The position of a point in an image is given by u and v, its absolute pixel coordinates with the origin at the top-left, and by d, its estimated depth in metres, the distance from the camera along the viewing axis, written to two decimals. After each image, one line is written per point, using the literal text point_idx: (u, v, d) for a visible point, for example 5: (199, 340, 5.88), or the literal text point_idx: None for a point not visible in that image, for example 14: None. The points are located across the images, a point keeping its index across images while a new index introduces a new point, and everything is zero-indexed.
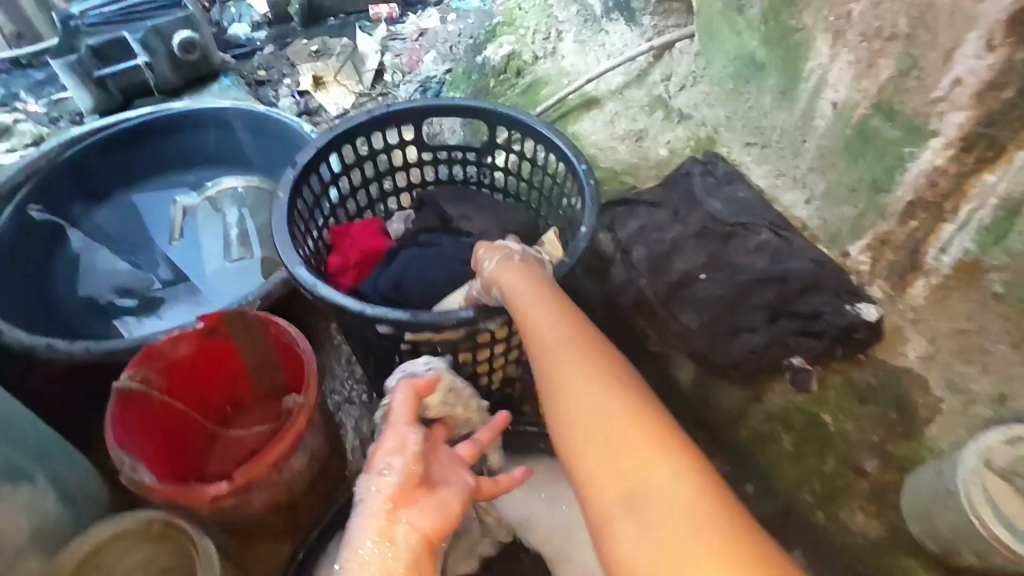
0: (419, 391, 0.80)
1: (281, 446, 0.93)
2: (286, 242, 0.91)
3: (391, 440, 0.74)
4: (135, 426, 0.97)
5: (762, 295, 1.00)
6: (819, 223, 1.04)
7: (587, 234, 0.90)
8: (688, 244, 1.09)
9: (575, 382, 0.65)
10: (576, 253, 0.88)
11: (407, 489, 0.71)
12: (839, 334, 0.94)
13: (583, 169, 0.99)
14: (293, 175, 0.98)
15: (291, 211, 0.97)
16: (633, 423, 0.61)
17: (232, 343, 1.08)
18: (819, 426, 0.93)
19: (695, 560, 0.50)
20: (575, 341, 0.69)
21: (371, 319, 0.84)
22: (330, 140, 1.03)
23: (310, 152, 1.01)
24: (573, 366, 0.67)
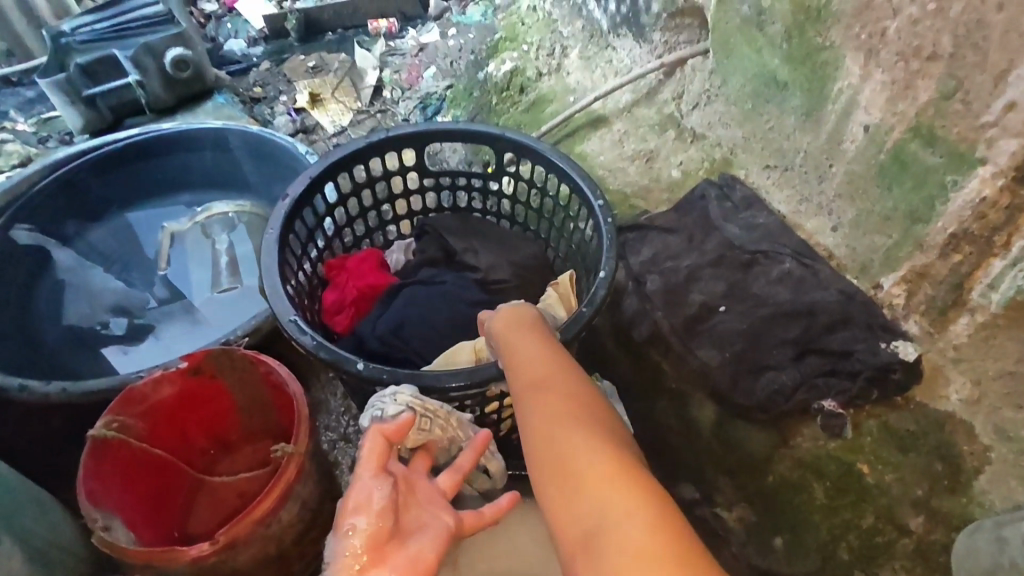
0: (389, 437, 0.71)
1: (269, 499, 0.86)
2: (276, 288, 0.84)
3: (358, 495, 0.66)
4: (111, 477, 0.90)
5: (788, 330, 0.93)
6: (847, 251, 0.97)
7: (607, 281, 0.83)
8: (705, 274, 1.03)
9: (541, 414, 0.64)
10: (595, 301, 0.81)
11: (377, 547, 0.63)
12: (874, 375, 0.87)
13: (600, 205, 0.92)
14: (285, 208, 0.91)
15: (282, 247, 0.90)
16: (594, 456, 0.58)
17: (218, 383, 1.01)
18: (856, 478, 0.85)
19: None
20: (546, 374, 0.68)
21: (367, 378, 0.78)
22: (325, 170, 0.96)
23: (303, 182, 0.94)
24: (544, 400, 0.65)
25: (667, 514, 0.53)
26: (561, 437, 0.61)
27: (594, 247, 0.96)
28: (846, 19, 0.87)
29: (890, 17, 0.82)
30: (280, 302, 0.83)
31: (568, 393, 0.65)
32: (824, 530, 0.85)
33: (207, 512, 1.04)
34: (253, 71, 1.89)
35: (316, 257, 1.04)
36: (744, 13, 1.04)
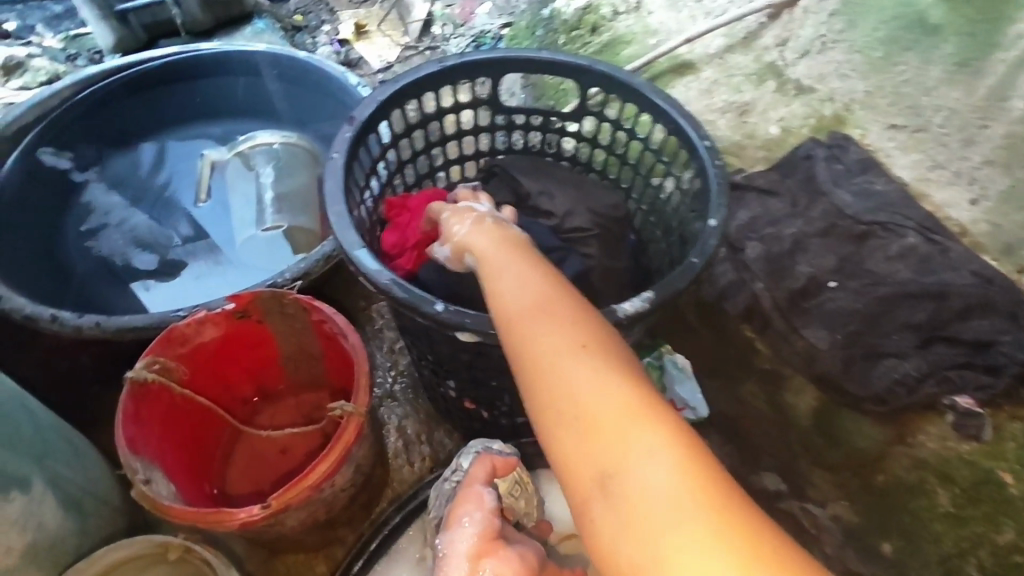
0: (497, 467, 0.76)
1: (327, 463, 0.77)
2: (343, 220, 0.73)
3: (470, 496, 0.72)
4: (150, 425, 0.81)
5: (912, 313, 0.85)
6: (987, 228, 0.90)
7: (719, 230, 0.69)
8: (812, 243, 0.92)
9: (514, 279, 0.57)
10: (708, 252, 0.67)
11: (489, 541, 0.68)
12: (1022, 373, 0.80)
13: (706, 146, 0.78)
14: (350, 133, 0.80)
15: (347, 176, 0.79)
16: (556, 319, 0.52)
17: (266, 327, 0.92)
18: (996, 485, 0.78)
19: (642, 463, 0.43)
20: (524, 259, 0.61)
21: (446, 324, 0.67)
22: (393, 94, 0.84)
23: (368, 108, 0.82)
24: (526, 278, 0.57)
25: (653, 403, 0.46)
26: (505, 285, 0.57)
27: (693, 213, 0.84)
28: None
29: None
30: (346, 232, 0.72)
31: (533, 263, 0.59)
32: (949, 541, 0.76)
33: (247, 462, 0.97)
34: None
35: (376, 191, 0.92)
36: None
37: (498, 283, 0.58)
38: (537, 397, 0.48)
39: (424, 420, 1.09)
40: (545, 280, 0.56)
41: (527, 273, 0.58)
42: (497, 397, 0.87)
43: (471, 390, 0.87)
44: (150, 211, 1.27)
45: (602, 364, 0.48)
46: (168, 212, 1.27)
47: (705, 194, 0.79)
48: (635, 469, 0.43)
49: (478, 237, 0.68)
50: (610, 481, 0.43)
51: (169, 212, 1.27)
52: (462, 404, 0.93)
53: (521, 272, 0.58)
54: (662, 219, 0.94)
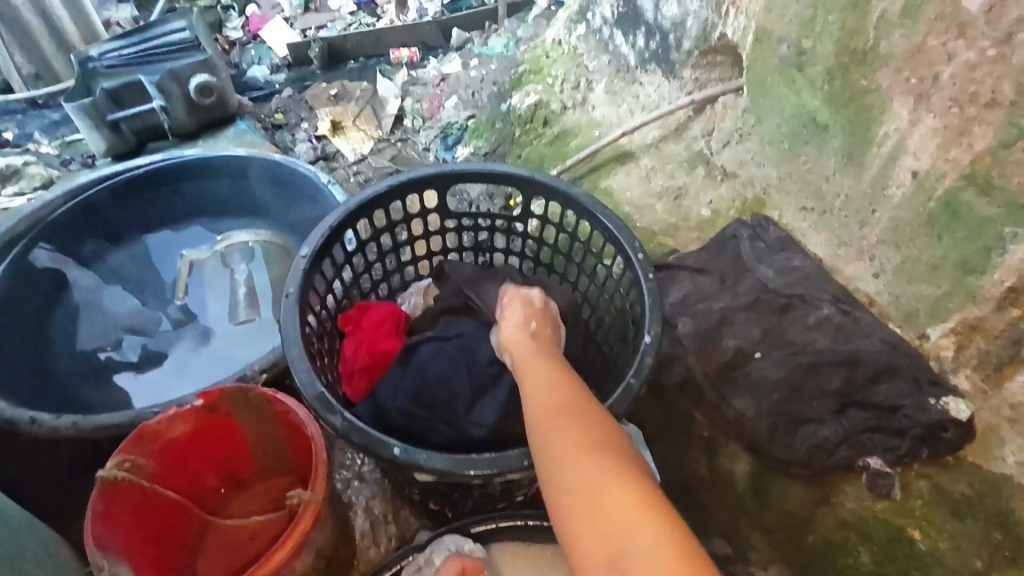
0: (467, 569, 0.88)
1: (287, 548, 0.82)
2: (301, 359, 0.79)
3: None
4: (119, 521, 0.86)
5: (829, 380, 0.90)
6: (891, 299, 0.93)
7: (654, 347, 0.80)
8: (739, 316, 1.00)
9: (539, 392, 0.70)
10: (642, 373, 0.77)
11: None
12: (923, 434, 0.82)
13: (639, 258, 0.88)
14: (304, 264, 0.87)
15: (304, 303, 0.87)
16: (574, 425, 0.63)
17: (234, 420, 0.98)
18: (906, 543, 0.80)
19: (636, 545, 0.51)
20: (549, 371, 0.73)
21: (403, 464, 0.73)
22: (345, 218, 0.93)
23: (322, 235, 0.90)
24: (550, 390, 0.69)
25: (651, 493, 0.55)
26: (533, 394, 0.70)
27: (634, 305, 0.91)
28: (904, 22, 0.82)
29: (944, 61, 0.79)
30: (301, 359, 0.79)
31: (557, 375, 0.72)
32: None
33: (216, 553, 1.01)
34: (276, 96, 1.88)
35: (332, 307, 0.98)
36: (782, 53, 1.00)
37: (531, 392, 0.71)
38: (559, 489, 0.58)
39: (389, 500, 1.13)
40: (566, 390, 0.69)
41: (552, 386, 0.70)
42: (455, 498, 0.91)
43: (433, 497, 0.91)
44: (139, 294, 1.38)
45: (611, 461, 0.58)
46: (155, 296, 1.37)
47: (639, 297, 0.88)
48: (633, 545, 0.51)
49: (522, 343, 0.81)
50: (613, 563, 0.51)
51: (156, 295, 1.37)
52: (428, 505, 0.97)
53: (549, 381, 0.71)
54: (606, 305, 1.01)
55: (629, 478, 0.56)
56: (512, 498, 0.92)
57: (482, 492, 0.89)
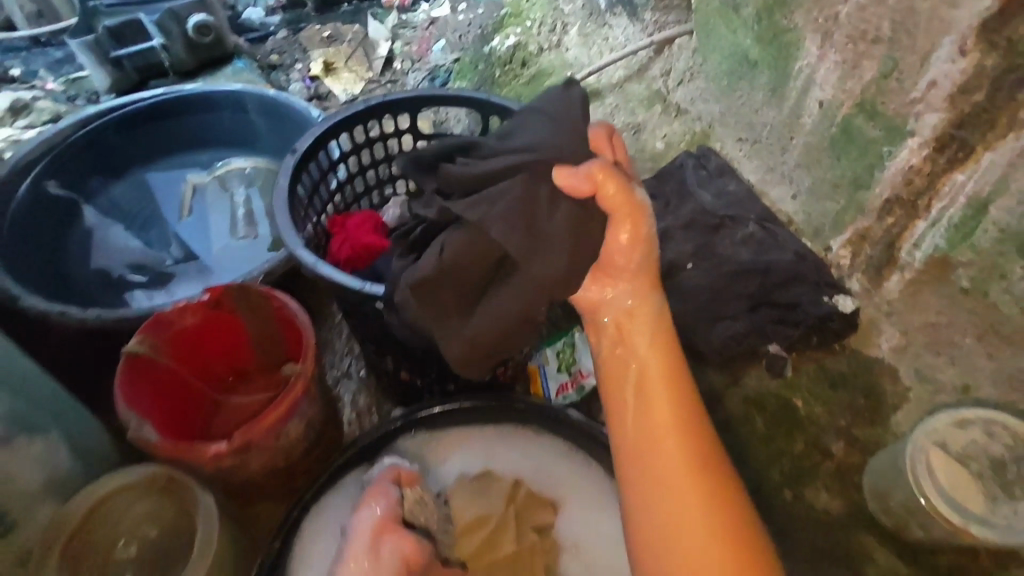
0: (402, 476, 0.93)
1: (282, 410, 0.98)
2: (288, 227, 0.95)
3: (378, 492, 0.89)
4: (143, 390, 1.03)
5: (745, 285, 1.03)
6: (805, 218, 1.07)
7: None
8: (677, 234, 1.13)
9: (656, 401, 0.71)
10: None
11: (388, 523, 0.85)
12: (814, 324, 0.98)
13: None
14: (293, 161, 1.02)
15: (291, 195, 1.02)
16: (688, 470, 0.67)
17: (236, 316, 1.13)
18: (791, 410, 0.98)
19: None
20: (670, 372, 0.73)
21: (371, 296, 0.90)
22: (329, 128, 1.07)
23: (310, 139, 1.05)
24: (664, 407, 0.70)
25: (736, 546, 0.65)
26: (654, 402, 0.71)
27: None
28: None
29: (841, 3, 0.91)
30: (291, 237, 0.95)
31: (670, 381, 0.72)
32: (763, 457, 0.96)
33: (223, 428, 1.17)
34: (271, 38, 1.98)
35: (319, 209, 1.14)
36: None
37: (647, 397, 0.72)
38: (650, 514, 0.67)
39: (373, 394, 1.30)
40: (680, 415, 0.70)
41: (669, 393, 0.71)
42: (424, 367, 1.10)
43: (405, 364, 1.10)
44: (142, 228, 1.49)
45: (714, 515, 0.65)
46: (158, 231, 1.48)
47: None
48: None
49: (649, 249, 0.75)
50: None
51: (159, 231, 1.48)
52: (401, 377, 1.16)
53: (664, 393, 0.71)
54: None
55: (721, 539, 0.64)
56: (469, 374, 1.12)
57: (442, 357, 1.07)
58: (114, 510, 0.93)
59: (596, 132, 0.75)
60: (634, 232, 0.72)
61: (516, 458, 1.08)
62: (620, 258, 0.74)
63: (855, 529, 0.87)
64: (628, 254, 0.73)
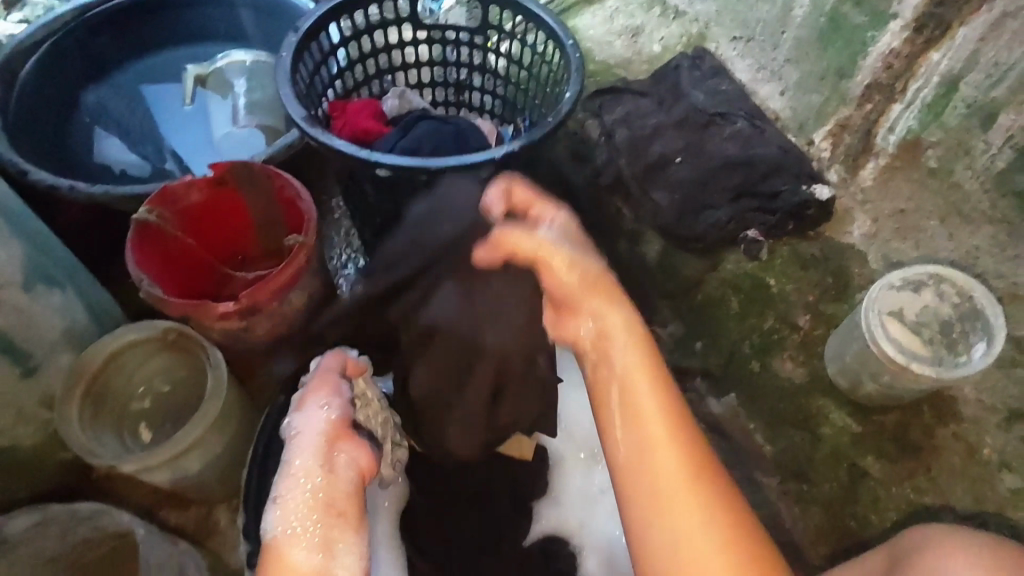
0: (350, 366, 0.87)
1: (285, 275, 1.03)
2: (290, 97, 0.98)
3: (328, 382, 0.83)
4: (152, 256, 1.09)
5: (730, 177, 1.07)
6: (790, 113, 1.10)
7: (573, 99, 0.95)
8: (668, 131, 1.14)
9: (643, 396, 0.68)
10: (559, 114, 0.94)
11: (342, 428, 0.78)
12: (792, 211, 1.02)
13: (570, 44, 1.03)
14: (295, 39, 1.04)
15: (293, 71, 1.04)
16: (682, 471, 0.63)
17: (239, 196, 1.17)
18: (763, 289, 1.02)
19: None
20: (652, 372, 0.69)
21: (370, 164, 0.90)
22: (329, 8, 1.08)
23: (311, 19, 1.07)
24: (655, 405, 0.67)
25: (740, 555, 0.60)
26: (641, 401, 0.67)
27: (563, 79, 1.05)
28: None
29: None
30: (293, 108, 0.97)
31: (655, 383, 0.68)
32: (736, 332, 1.02)
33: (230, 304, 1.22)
34: None
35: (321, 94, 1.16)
36: None
37: (635, 398, 0.68)
38: (643, 521, 0.63)
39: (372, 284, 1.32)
40: (669, 412, 0.67)
41: (657, 392, 0.68)
42: None
43: None
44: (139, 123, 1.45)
45: (706, 520, 0.61)
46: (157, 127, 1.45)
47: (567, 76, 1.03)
48: None
49: (585, 264, 0.74)
50: None
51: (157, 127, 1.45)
52: None
53: (650, 396, 0.67)
54: (543, 98, 1.14)
55: (721, 541, 0.60)
56: None
57: None
58: (129, 363, 1.00)
59: (490, 194, 0.81)
60: (580, 267, 0.74)
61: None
62: (567, 292, 0.74)
63: (814, 392, 0.94)
64: (577, 289, 0.73)
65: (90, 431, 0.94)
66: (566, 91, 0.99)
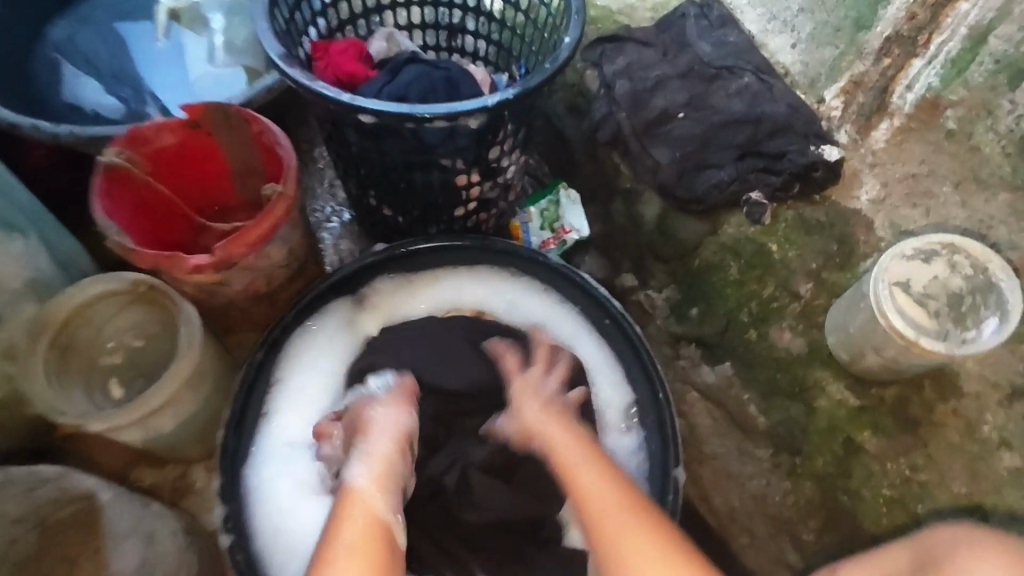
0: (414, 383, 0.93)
1: (262, 228, 0.97)
2: (266, 32, 0.90)
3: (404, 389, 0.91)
4: (122, 203, 1.02)
5: (734, 135, 1.01)
6: (801, 69, 1.04)
7: (573, 45, 0.88)
8: (671, 83, 1.07)
9: (611, 517, 0.72)
10: (558, 59, 0.88)
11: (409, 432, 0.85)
12: (798, 173, 0.97)
13: None
14: None
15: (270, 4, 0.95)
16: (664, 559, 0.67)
17: (215, 140, 1.10)
18: (766, 255, 0.96)
19: None
20: (617, 483, 0.76)
21: (351, 109, 0.84)
22: None
23: None
24: (621, 512, 0.72)
25: None
26: (606, 508, 0.73)
27: (562, 25, 0.98)
28: None
29: None
30: (270, 44, 0.89)
31: (615, 484, 0.75)
32: (732, 299, 0.98)
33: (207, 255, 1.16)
34: None
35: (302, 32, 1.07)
36: None
37: (587, 487, 0.76)
38: None
39: (356, 239, 1.29)
40: (633, 503, 0.73)
41: (617, 493, 0.74)
42: (406, 201, 1.09)
43: (387, 197, 1.09)
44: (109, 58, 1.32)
45: None
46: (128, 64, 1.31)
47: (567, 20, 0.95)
48: None
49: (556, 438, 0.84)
50: None
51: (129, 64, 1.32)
52: (382, 213, 1.15)
53: (596, 471, 0.77)
54: (542, 45, 1.06)
55: None
56: (452, 214, 1.13)
57: (423, 189, 1.06)
58: (96, 317, 0.94)
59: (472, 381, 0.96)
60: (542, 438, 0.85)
61: (501, 301, 1.10)
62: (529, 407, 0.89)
63: (811, 363, 0.90)
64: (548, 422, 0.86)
65: (56, 386, 0.89)
66: (565, 37, 0.92)
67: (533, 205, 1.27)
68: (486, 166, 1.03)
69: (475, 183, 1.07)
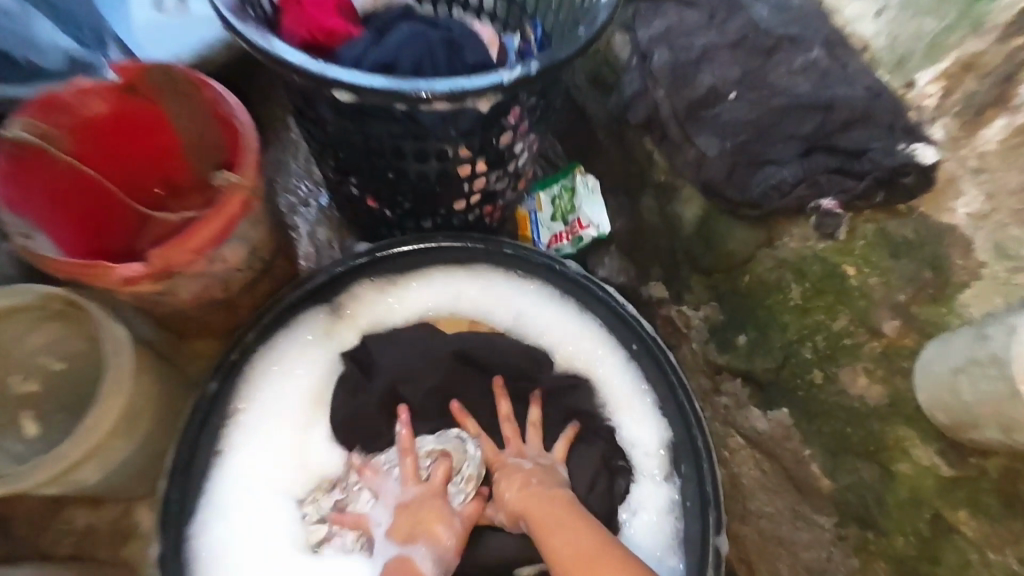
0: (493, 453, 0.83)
1: (213, 227, 0.77)
2: None
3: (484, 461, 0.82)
4: (37, 189, 0.81)
5: (801, 123, 0.81)
6: (887, 43, 0.81)
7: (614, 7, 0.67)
8: (721, 53, 0.86)
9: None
10: (595, 23, 0.68)
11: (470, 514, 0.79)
12: (883, 178, 0.77)
13: None
14: None
15: None
16: None
17: (160, 109, 0.89)
18: (840, 278, 0.79)
19: None
20: (602, 548, 0.69)
21: (321, 81, 0.63)
22: None
23: None
24: None
25: None
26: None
27: None
28: None
29: None
30: None
31: (599, 550, 0.69)
32: (793, 330, 0.83)
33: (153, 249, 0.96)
34: None
35: None
36: None
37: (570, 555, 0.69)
38: None
39: (336, 229, 1.09)
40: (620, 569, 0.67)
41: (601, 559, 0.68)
42: (395, 192, 0.89)
43: (372, 186, 0.89)
44: None
45: None
46: None
47: None
48: None
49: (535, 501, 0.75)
50: None
51: None
52: (366, 204, 0.95)
53: (582, 538, 0.70)
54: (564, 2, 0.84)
55: None
56: (451, 207, 0.92)
57: (417, 180, 0.85)
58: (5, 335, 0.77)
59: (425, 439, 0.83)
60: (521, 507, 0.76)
61: (510, 312, 0.90)
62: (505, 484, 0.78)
63: (893, 419, 0.75)
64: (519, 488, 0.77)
65: None
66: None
67: (544, 190, 1.07)
68: (493, 154, 0.83)
69: (480, 172, 0.86)
